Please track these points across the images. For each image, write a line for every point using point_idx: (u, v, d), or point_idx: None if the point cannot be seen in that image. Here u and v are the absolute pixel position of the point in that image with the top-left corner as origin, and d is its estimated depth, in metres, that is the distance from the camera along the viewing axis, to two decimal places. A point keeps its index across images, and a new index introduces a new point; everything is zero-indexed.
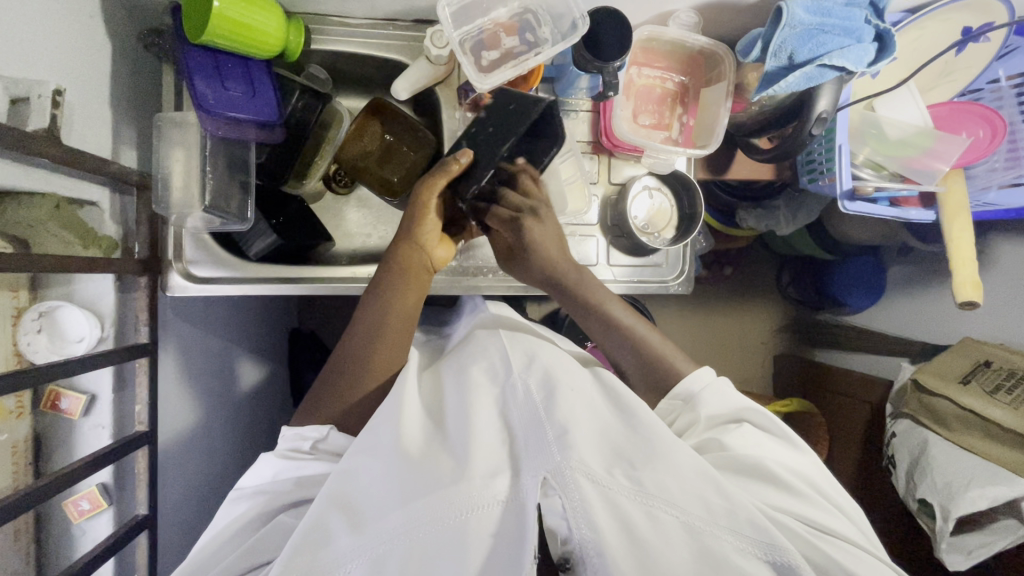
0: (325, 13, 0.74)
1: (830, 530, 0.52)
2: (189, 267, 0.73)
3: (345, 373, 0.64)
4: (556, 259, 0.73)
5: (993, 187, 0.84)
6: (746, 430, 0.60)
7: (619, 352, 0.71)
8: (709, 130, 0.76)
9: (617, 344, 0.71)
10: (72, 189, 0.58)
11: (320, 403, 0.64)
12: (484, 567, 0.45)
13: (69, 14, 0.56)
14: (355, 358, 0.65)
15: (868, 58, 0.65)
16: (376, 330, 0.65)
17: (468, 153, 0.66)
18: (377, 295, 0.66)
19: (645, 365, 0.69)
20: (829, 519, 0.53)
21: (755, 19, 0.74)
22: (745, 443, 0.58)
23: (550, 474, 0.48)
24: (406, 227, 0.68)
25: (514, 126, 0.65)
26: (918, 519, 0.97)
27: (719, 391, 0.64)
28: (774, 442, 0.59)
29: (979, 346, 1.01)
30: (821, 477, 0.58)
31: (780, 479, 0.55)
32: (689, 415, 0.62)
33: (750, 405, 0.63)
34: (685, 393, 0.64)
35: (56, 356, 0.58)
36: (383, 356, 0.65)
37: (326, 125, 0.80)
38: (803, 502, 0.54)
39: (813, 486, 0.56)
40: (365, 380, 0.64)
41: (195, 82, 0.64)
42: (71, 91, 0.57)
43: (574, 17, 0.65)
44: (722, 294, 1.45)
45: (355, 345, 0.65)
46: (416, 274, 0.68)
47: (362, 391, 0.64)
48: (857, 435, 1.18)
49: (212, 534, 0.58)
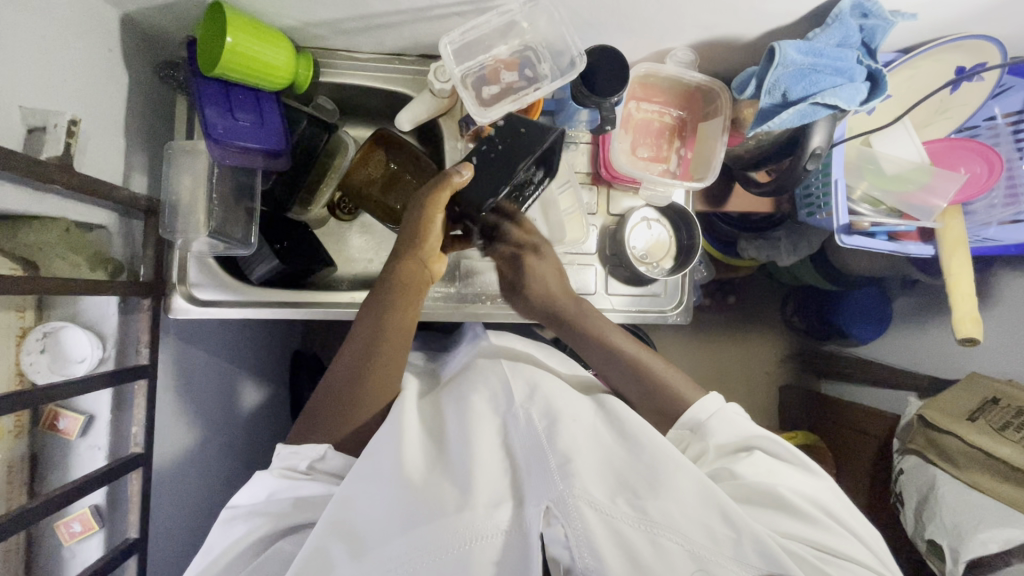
0: (333, 48, 0.77)
1: (842, 555, 0.51)
2: (192, 290, 0.74)
3: (335, 399, 0.63)
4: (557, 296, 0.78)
5: (993, 223, 0.84)
6: (757, 457, 0.59)
7: (628, 388, 0.70)
8: (707, 163, 0.78)
9: (628, 379, 0.70)
10: (82, 214, 0.60)
11: (309, 428, 0.63)
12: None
13: (88, 48, 0.59)
14: (354, 374, 0.64)
15: (860, 97, 0.67)
16: (365, 358, 0.64)
17: (469, 166, 0.67)
18: (374, 311, 0.66)
19: (650, 393, 0.68)
20: (839, 543, 0.52)
21: (750, 58, 0.76)
22: (755, 471, 0.57)
23: (552, 503, 0.48)
24: (410, 237, 0.68)
25: (526, 148, 0.68)
26: (928, 561, 0.93)
27: (730, 419, 0.63)
28: (785, 467, 0.58)
29: (987, 382, 0.99)
30: (838, 503, 0.57)
31: (792, 504, 0.54)
32: (698, 444, 0.62)
33: (758, 432, 0.61)
34: (692, 420, 0.64)
35: (56, 376, 0.59)
36: (381, 371, 0.64)
37: (332, 154, 0.82)
38: (814, 527, 0.53)
39: (830, 514, 0.55)
40: (357, 409, 0.63)
41: (206, 111, 0.66)
42: (86, 120, 0.59)
43: (572, 55, 0.66)
44: (726, 324, 1.45)
45: (345, 370, 0.64)
46: (415, 290, 0.69)
47: (351, 424, 0.63)
48: (864, 471, 1.15)
49: (209, 561, 0.57)
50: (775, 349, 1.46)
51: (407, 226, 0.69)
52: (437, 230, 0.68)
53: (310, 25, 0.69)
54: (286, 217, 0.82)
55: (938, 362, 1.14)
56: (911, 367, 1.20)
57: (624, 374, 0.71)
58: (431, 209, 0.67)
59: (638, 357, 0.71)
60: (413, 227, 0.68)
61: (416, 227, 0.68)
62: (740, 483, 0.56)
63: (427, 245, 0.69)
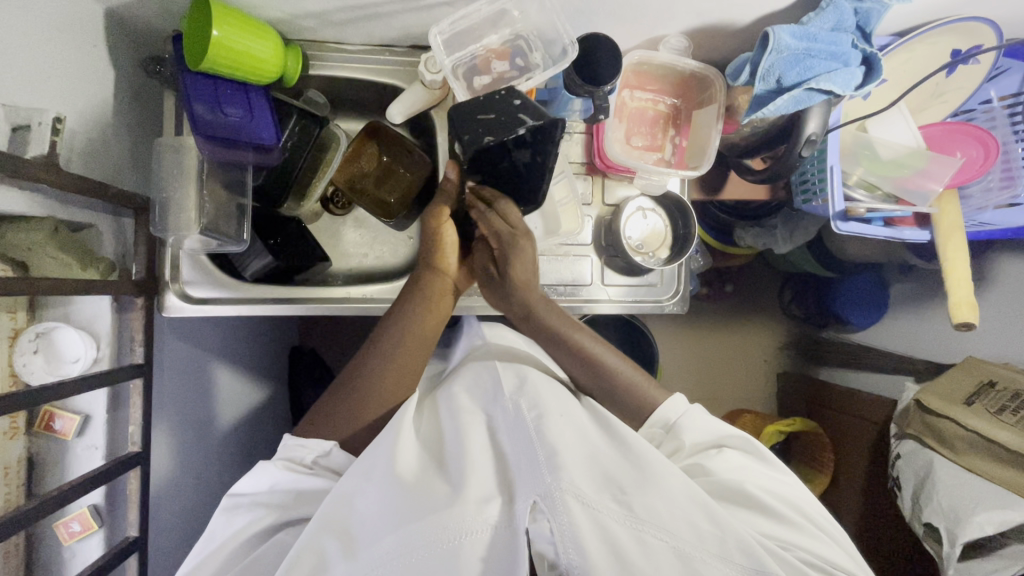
0: (322, 39, 0.76)
1: (817, 555, 0.52)
2: (185, 288, 0.73)
3: (352, 394, 0.65)
4: (540, 311, 0.73)
5: (989, 206, 0.84)
6: (728, 454, 0.60)
7: (594, 388, 0.70)
8: (702, 152, 0.77)
9: (593, 380, 0.70)
10: (71, 213, 0.59)
11: (319, 421, 0.64)
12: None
13: (71, 43, 0.58)
14: (372, 373, 0.66)
15: (855, 82, 0.66)
16: (385, 355, 0.67)
17: (454, 167, 0.71)
18: (395, 320, 0.69)
19: (619, 398, 0.68)
20: (817, 545, 0.53)
21: (744, 43, 0.75)
22: (728, 467, 0.58)
23: (540, 497, 0.47)
24: (428, 256, 0.72)
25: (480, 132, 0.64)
26: (926, 544, 0.94)
27: (699, 417, 0.64)
28: (759, 465, 0.59)
29: (984, 366, 0.99)
30: (810, 503, 0.58)
31: (765, 503, 0.54)
32: (672, 442, 0.62)
33: (731, 432, 0.62)
34: (665, 420, 0.64)
35: (51, 377, 0.59)
36: (395, 371, 0.67)
37: (323, 148, 0.81)
38: (788, 528, 0.54)
39: (802, 512, 0.56)
40: (370, 403, 0.65)
41: (194, 106, 0.66)
42: (71, 117, 0.58)
43: (564, 44, 0.65)
44: (723, 312, 1.45)
45: (366, 368, 0.67)
46: (441, 299, 0.71)
47: (358, 421, 0.64)
48: (861, 456, 1.16)
49: (210, 550, 0.56)
50: (772, 337, 1.46)
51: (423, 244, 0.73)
52: (450, 244, 0.72)
53: (299, 18, 0.68)
54: (278, 213, 0.81)
55: (934, 346, 1.14)
56: (908, 353, 1.20)
57: (592, 378, 0.70)
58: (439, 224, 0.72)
59: (621, 377, 0.69)
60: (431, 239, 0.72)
61: (429, 243, 0.72)
62: (711, 480, 0.57)
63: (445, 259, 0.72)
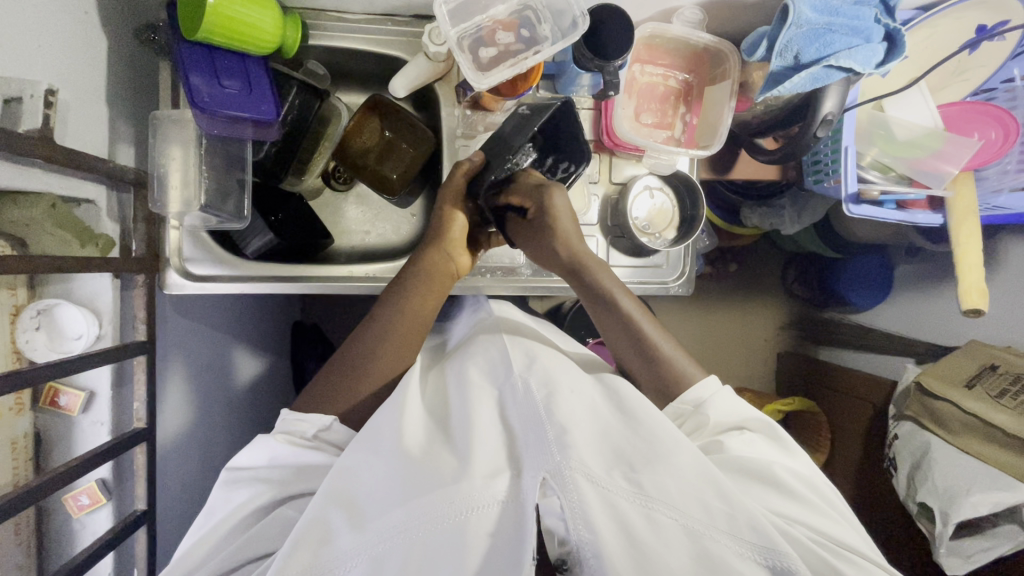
0: (324, 8, 0.73)
1: (836, 541, 0.52)
2: (186, 264, 0.72)
3: (368, 339, 0.67)
4: (595, 271, 0.71)
5: (1004, 190, 0.82)
6: (747, 438, 0.60)
7: (604, 322, 0.71)
8: (713, 130, 0.75)
9: (605, 311, 0.71)
10: (67, 189, 0.58)
11: (331, 380, 0.65)
12: (482, 567, 0.45)
13: (63, 10, 0.56)
14: (373, 344, 0.67)
15: (876, 59, 0.64)
16: (400, 304, 0.68)
17: (480, 155, 0.72)
18: (398, 290, 0.69)
19: (649, 361, 0.68)
20: (836, 531, 0.53)
21: (761, 15, 0.73)
22: (746, 451, 0.58)
23: (549, 474, 0.48)
24: (433, 237, 0.71)
25: (529, 122, 0.70)
26: (918, 522, 0.96)
27: (727, 399, 0.64)
28: (775, 451, 0.60)
29: (985, 349, 0.98)
30: (818, 476, 0.59)
31: (785, 485, 0.55)
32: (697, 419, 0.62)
33: (752, 416, 0.63)
34: (695, 399, 0.64)
35: (55, 353, 0.58)
36: (397, 346, 0.67)
37: (325, 121, 0.80)
38: (806, 510, 0.53)
39: (821, 497, 0.56)
40: (381, 358, 0.66)
41: (189, 78, 0.63)
42: (65, 89, 0.56)
43: (575, 14, 0.63)
44: (726, 290, 1.44)
45: (377, 319, 0.68)
46: (436, 278, 0.70)
47: (376, 372, 0.66)
48: (857, 435, 1.17)
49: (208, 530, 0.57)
50: (773, 315, 1.46)
51: (432, 223, 0.72)
52: (460, 224, 0.71)
53: None
54: (279, 188, 0.80)
55: (937, 329, 1.14)
56: (910, 334, 1.19)
57: (604, 312, 0.71)
58: (451, 201, 0.72)
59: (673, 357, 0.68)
60: (438, 221, 0.72)
61: (438, 221, 0.72)
62: (739, 462, 0.56)
63: (452, 238, 0.71)
